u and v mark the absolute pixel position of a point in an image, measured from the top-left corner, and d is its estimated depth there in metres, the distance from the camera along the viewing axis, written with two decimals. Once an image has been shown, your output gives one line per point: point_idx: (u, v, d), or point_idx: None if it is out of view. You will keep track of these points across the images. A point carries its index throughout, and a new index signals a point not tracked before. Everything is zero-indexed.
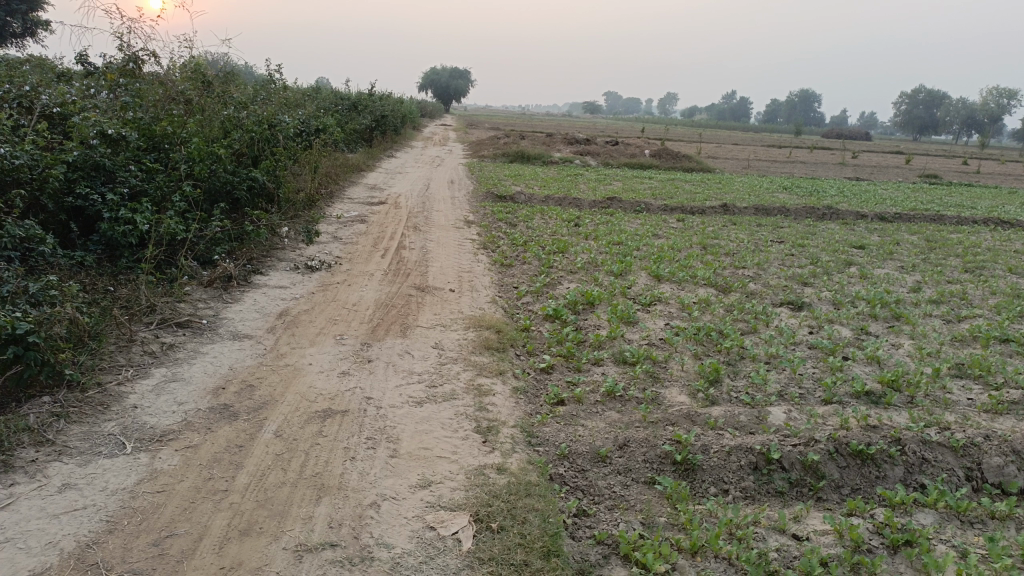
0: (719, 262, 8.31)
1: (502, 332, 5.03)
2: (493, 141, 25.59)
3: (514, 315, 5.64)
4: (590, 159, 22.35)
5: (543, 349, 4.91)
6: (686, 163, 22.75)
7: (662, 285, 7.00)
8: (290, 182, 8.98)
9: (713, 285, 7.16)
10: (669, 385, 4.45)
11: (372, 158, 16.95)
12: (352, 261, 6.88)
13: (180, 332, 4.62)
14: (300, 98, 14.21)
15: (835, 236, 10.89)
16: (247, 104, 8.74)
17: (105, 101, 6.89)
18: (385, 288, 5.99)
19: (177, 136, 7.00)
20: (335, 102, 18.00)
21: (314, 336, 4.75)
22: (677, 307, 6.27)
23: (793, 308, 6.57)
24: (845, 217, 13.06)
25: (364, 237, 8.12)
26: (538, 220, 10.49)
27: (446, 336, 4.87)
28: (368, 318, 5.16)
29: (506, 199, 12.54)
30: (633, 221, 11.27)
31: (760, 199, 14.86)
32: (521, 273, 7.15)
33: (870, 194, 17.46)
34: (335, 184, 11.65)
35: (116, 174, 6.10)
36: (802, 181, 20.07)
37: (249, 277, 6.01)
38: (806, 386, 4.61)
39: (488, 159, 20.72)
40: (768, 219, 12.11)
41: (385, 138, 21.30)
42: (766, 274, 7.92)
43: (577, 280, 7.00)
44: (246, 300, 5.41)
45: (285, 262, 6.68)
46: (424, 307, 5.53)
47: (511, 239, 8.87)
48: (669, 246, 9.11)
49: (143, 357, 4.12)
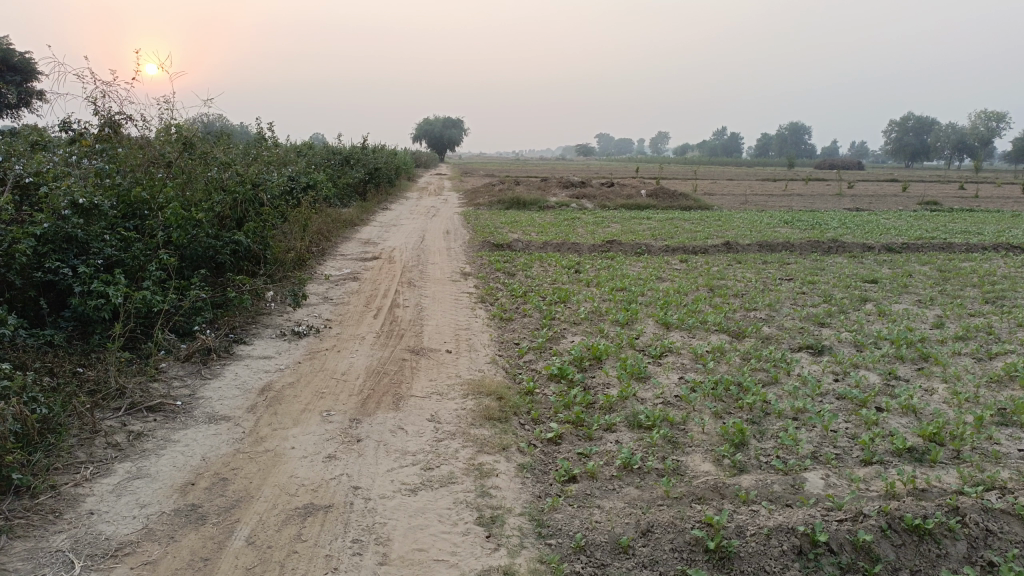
0: (729, 304, 7.95)
1: (504, 398, 4.62)
2: (488, 188, 25.49)
3: (517, 376, 5.24)
4: (587, 202, 22.16)
5: (549, 415, 4.50)
6: (684, 201, 22.55)
7: (672, 334, 6.62)
8: (278, 242, 8.65)
9: (725, 331, 6.77)
10: (691, 451, 4.03)
11: (365, 212, 16.72)
12: (342, 324, 6.51)
13: (151, 418, 4.21)
14: (290, 155, 14.05)
15: (845, 270, 10.54)
16: (231, 164, 8.47)
17: (80, 168, 6.60)
18: (377, 352, 5.60)
19: (156, 202, 6.69)
20: (327, 158, 17.84)
21: (298, 414, 4.33)
22: (690, 358, 5.88)
23: (813, 353, 6.18)
24: (851, 250, 12.73)
25: (356, 296, 7.77)
26: (538, 269, 10.15)
27: (442, 406, 4.46)
28: (357, 389, 4.75)
29: (503, 247, 12.23)
30: (635, 264, 10.94)
31: (763, 235, 14.59)
32: (522, 327, 6.77)
33: (872, 224, 17.19)
34: (327, 241, 11.34)
35: (90, 244, 5.76)
36: (802, 214, 19.85)
37: (231, 347, 5.63)
38: (840, 445, 4.19)
39: (484, 207, 20.54)
40: (774, 256, 11.78)
41: (379, 189, 21.16)
42: (779, 315, 7.54)
43: (581, 332, 6.62)
44: (226, 375, 5.02)
45: (271, 329, 6.30)
46: (419, 373, 5.12)
47: (510, 290, 8.51)
48: (675, 290, 8.74)
49: (106, 451, 3.70)
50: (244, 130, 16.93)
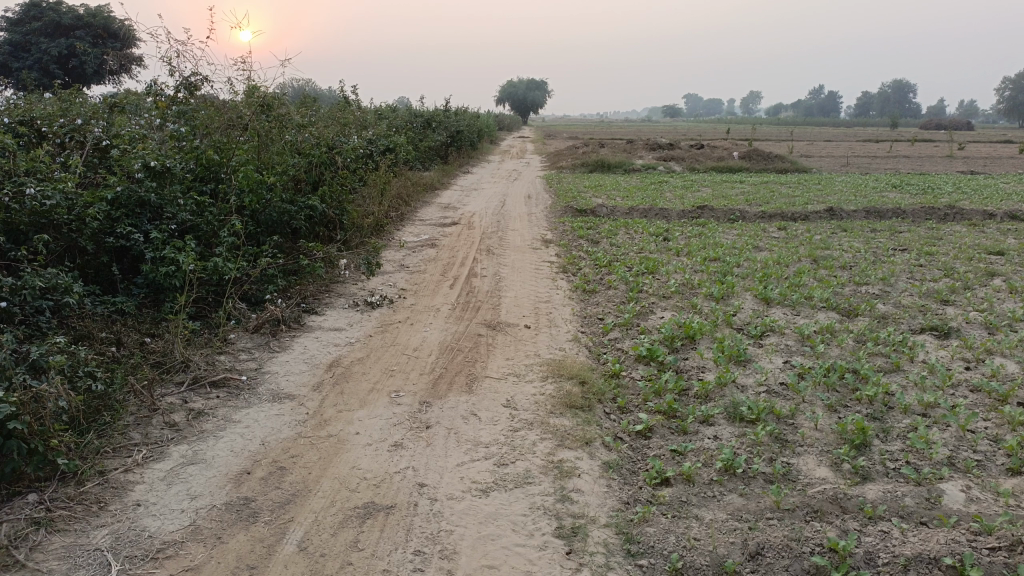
0: (836, 278, 7.26)
1: (587, 383, 4.19)
2: (572, 151, 24.82)
3: (601, 357, 4.79)
4: (675, 165, 21.27)
5: (638, 404, 4.04)
6: (779, 164, 21.31)
7: (773, 310, 6.03)
8: (355, 208, 8.42)
9: (832, 309, 6.12)
10: (802, 453, 3.52)
11: (447, 176, 16.44)
12: (417, 294, 6.20)
13: (213, 394, 4.00)
14: (371, 118, 13.86)
15: (966, 240, 9.56)
16: (307, 126, 8.24)
17: (157, 130, 6.46)
18: (451, 326, 5.25)
19: (230, 166, 6.50)
20: (409, 120, 17.60)
21: (365, 395, 4.02)
22: (795, 339, 5.30)
23: (937, 335, 5.49)
24: (970, 217, 11.60)
25: (433, 264, 7.46)
26: (624, 236, 9.61)
27: (520, 390, 4.06)
28: (429, 368, 4.40)
29: (587, 213, 11.72)
30: (729, 231, 10.25)
31: (869, 201, 13.56)
32: (607, 300, 6.31)
33: (992, 189, 15.74)
34: (407, 206, 11.09)
35: (164, 209, 5.61)
36: (910, 178, 18.46)
37: (301, 317, 5.39)
38: (981, 450, 3.58)
39: (567, 170, 19.97)
40: (883, 223, 10.85)
41: (462, 153, 20.87)
42: (894, 292, 6.80)
43: (672, 307, 6.11)
44: (295, 348, 4.77)
45: (343, 298, 6.04)
46: (495, 351, 4.73)
47: (594, 259, 8.03)
48: (774, 260, 8.06)
49: (163, 432, 3.49)
50: (327, 92, 16.86)
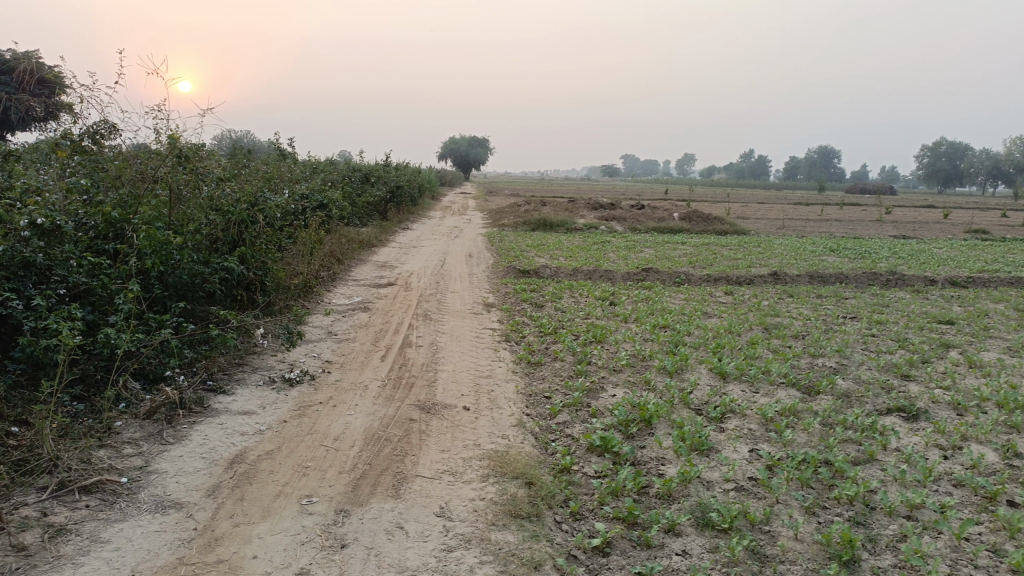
0: (791, 349, 6.93)
1: (534, 483, 3.61)
2: (514, 208, 24.58)
3: (549, 446, 4.23)
4: (617, 224, 21.22)
5: (593, 509, 3.49)
6: (720, 225, 21.47)
7: (731, 387, 5.62)
8: (281, 268, 7.77)
9: (793, 385, 5.74)
10: (785, 573, 3.01)
11: (385, 233, 15.86)
12: (344, 367, 5.57)
13: (81, 504, 3.28)
14: (306, 173, 13.26)
15: (913, 307, 9.44)
16: (230, 179, 7.60)
17: (53, 182, 5.74)
18: (380, 409, 4.63)
19: (135, 223, 5.80)
20: (347, 174, 17.03)
21: (270, 502, 3.36)
22: (758, 421, 4.87)
23: (906, 417, 5.14)
24: (912, 284, 11.62)
25: (365, 330, 6.85)
26: (569, 300, 9.18)
27: (456, 493, 3.46)
28: (351, 464, 3.77)
29: (530, 274, 11.30)
30: (676, 296, 9.94)
31: (812, 264, 13.55)
32: (553, 374, 5.79)
33: (926, 254, 16.02)
34: (340, 264, 10.46)
35: (53, 270, 4.93)
36: (846, 242, 18.79)
37: (206, 398, 4.69)
38: (983, 566, 3.14)
39: (509, 228, 19.65)
40: (828, 289, 10.73)
41: (402, 209, 20.39)
42: (852, 366, 6.49)
43: (624, 382, 5.63)
44: (193, 438, 4.08)
45: (258, 372, 5.36)
46: (428, 439, 4.12)
47: (539, 325, 7.54)
48: (726, 329, 7.72)
49: (6, 558, 2.77)
50: (262, 144, 16.22)
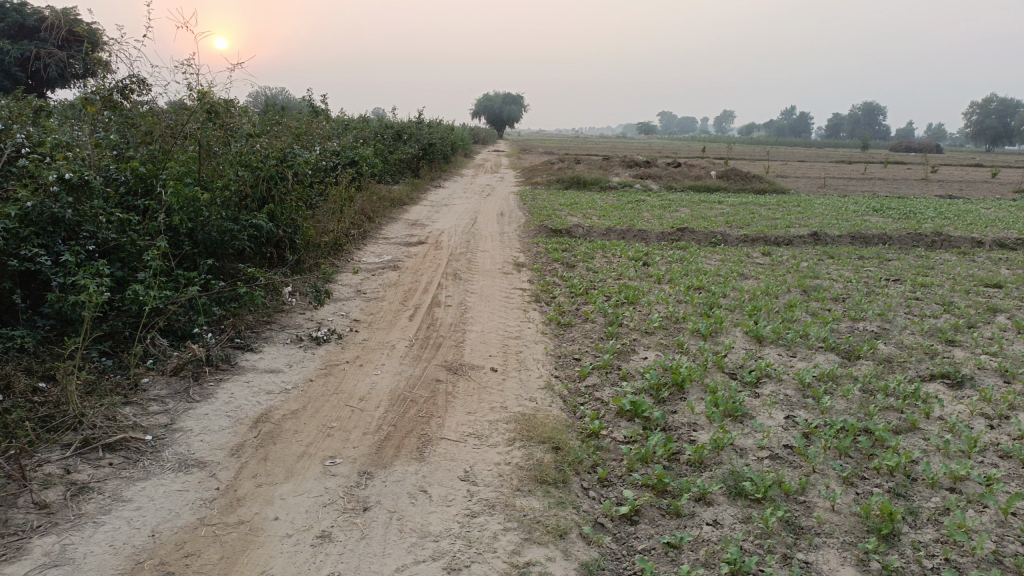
0: (830, 312, 6.72)
1: (561, 448, 3.52)
2: (547, 166, 24.25)
3: (577, 410, 4.14)
4: (651, 183, 20.84)
5: (621, 475, 3.40)
6: (758, 184, 20.97)
7: (767, 351, 5.46)
8: (310, 226, 7.72)
9: (832, 350, 5.55)
10: (821, 546, 2.90)
11: (417, 191, 15.76)
12: (371, 327, 5.51)
13: (106, 462, 3.27)
14: (337, 130, 13.15)
15: (960, 270, 9.11)
16: (259, 135, 7.51)
17: (81, 137, 5.70)
18: (406, 369, 4.56)
19: (163, 178, 5.75)
20: (379, 131, 16.89)
21: (293, 462, 3.32)
22: (794, 387, 4.72)
23: (950, 384, 4.95)
24: (958, 245, 11.21)
25: (393, 289, 6.79)
26: (601, 259, 9.01)
27: (481, 457, 3.39)
28: (375, 425, 3.72)
29: (562, 233, 11.14)
30: (711, 256, 9.72)
31: (854, 225, 13.16)
32: (584, 335, 5.68)
33: (973, 214, 15.46)
34: (370, 223, 10.40)
35: (82, 226, 4.91)
36: (890, 201, 18.24)
37: (233, 356, 4.67)
38: None
39: (542, 186, 19.41)
40: (870, 250, 10.40)
41: (434, 167, 20.24)
42: (894, 330, 6.27)
43: (656, 345, 5.50)
44: (218, 396, 4.06)
45: (285, 330, 5.33)
46: (454, 401, 4.05)
47: (570, 286, 7.41)
48: (762, 291, 7.51)
49: (29, 515, 2.77)
50: (294, 101, 16.12)
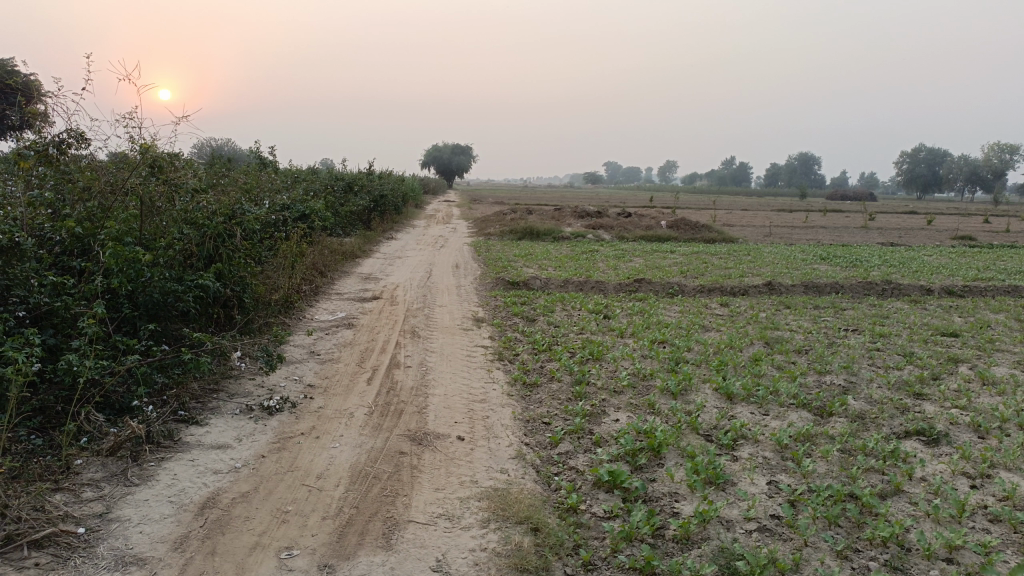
0: (796, 366, 6.64)
1: (540, 529, 3.27)
2: (499, 217, 24.24)
3: (552, 482, 3.89)
4: (604, 233, 20.95)
5: (607, 558, 3.15)
6: (707, 233, 21.28)
7: (739, 410, 5.31)
8: (260, 283, 7.37)
9: (804, 407, 5.43)
10: None
11: (369, 243, 15.49)
12: (327, 392, 5.20)
13: (29, 562, 2.88)
14: (286, 183, 12.86)
15: (914, 319, 9.21)
16: (206, 189, 7.19)
17: (13, 195, 5.32)
18: (367, 441, 4.26)
19: (102, 237, 5.39)
20: (329, 183, 16.62)
21: (245, 556, 2.99)
22: (772, 448, 4.56)
23: (926, 442, 4.85)
24: (908, 293, 11.41)
25: (349, 350, 6.48)
26: (561, 313, 8.85)
27: (453, 543, 3.11)
28: (336, 508, 3.40)
29: (519, 285, 10.98)
30: (671, 308, 9.65)
31: (805, 273, 13.33)
32: (551, 397, 5.45)
33: (917, 261, 15.86)
34: (323, 278, 10.08)
35: (11, 290, 4.58)
36: (836, 249, 18.66)
37: (177, 430, 4.31)
38: None
39: (495, 237, 19.33)
40: (825, 300, 10.48)
41: (385, 218, 20.01)
42: (862, 383, 6.20)
43: (626, 405, 5.31)
44: (161, 478, 3.69)
45: (234, 399, 4.97)
46: (420, 477, 3.76)
47: (532, 342, 7.20)
48: (726, 344, 7.41)
49: None
50: (242, 154, 15.80)
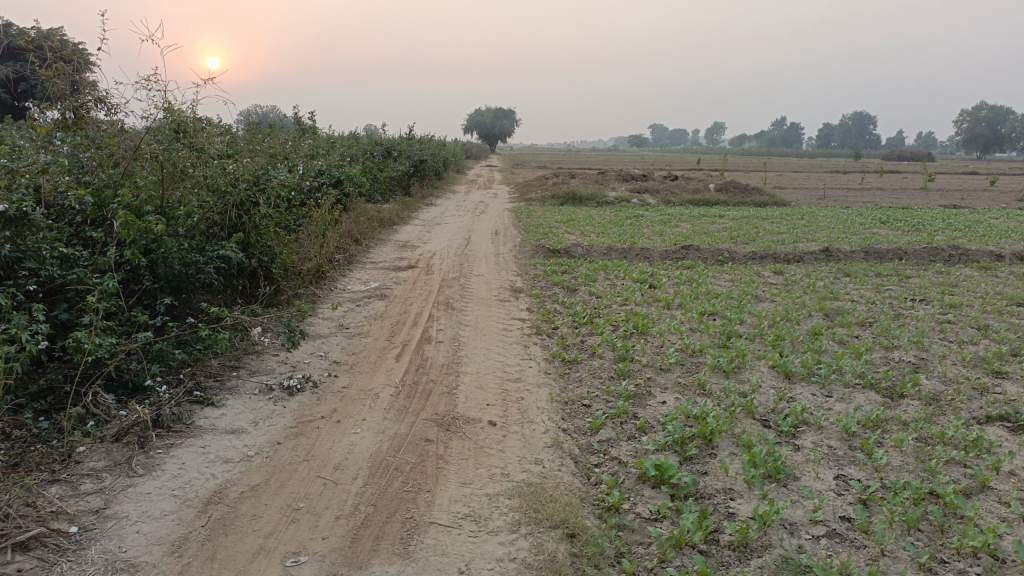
0: (860, 341, 6.11)
1: (576, 534, 2.90)
2: (540, 181, 23.72)
3: (592, 476, 3.52)
4: (649, 197, 20.29)
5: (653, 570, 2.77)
6: (757, 196, 20.46)
7: (799, 391, 4.84)
8: (289, 252, 7.08)
9: (872, 389, 4.93)
10: None
11: (407, 209, 15.19)
12: (353, 371, 4.89)
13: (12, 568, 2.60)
14: (323, 149, 12.56)
15: (987, 287, 8.53)
16: (232, 154, 6.88)
17: (28, 162, 5.06)
18: (390, 426, 3.93)
19: (118, 206, 5.10)
20: (367, 149, 16.32)
21: (247, 562, 2.69)
22: (838, 437, 4.10)
23: (1013, 429, 4.33)
24: (977, 260, 10.65)
25: (379, 323, 6.16)
26: (604, 282, 8.40)
27: (479, 551, 2.77)
28: (351, 505, 3.08)
29: (560, 253, 10.55)
30: (721, 276, 9.13)
31: (864, 238, 12.60)
32: (593, 375, 5.06)
33: (984, 225, 14.94)
34: (357, 246, 9.79)
35: (23, 262, 4.30)
36: (895, 212, 17.73)
37: (190, 414, 4.03)
38: None
39: (537, 203, 18.86)
40: (887, 267, 9.83)
41: (425, 183, 19.68)
42: (934, 360, 5.66)
43: (674, 385, 4.89)
44: (167, 469, 3.41)
45: (254, 377, 4.69)
46: (446, 469, 3.43)
47: (573, 314, 6.80)
48: (782, 316, 6.90)
49: None
50: (279, 120, 15.56)
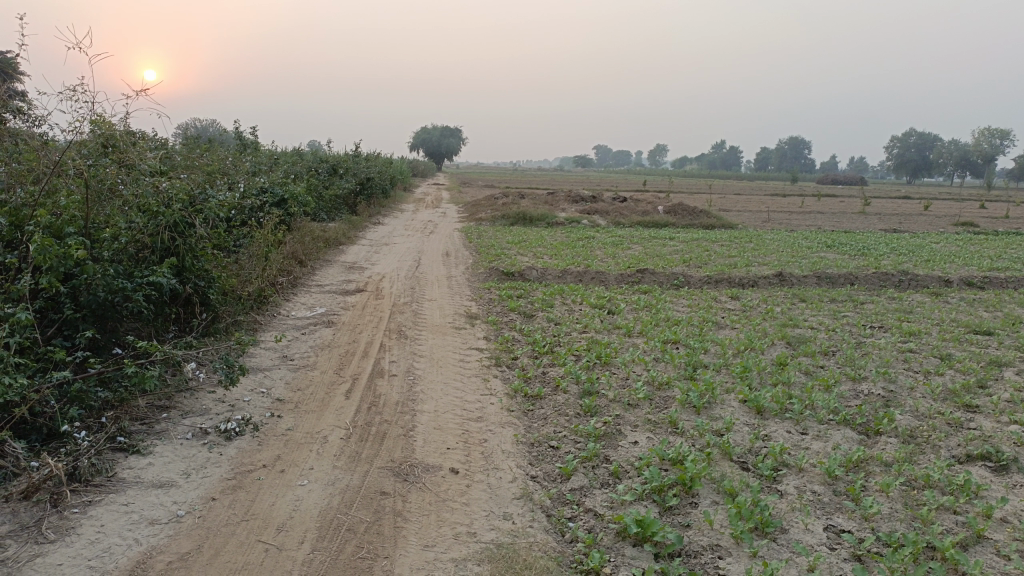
0: (826, 372, 5.95)
1: None
2: (490, 201, 23.46)
3: (568, 533, 3.19)
4: (599, 218, 20.22)
5: None
6: (705, 219, 20.60)
7: (774, 429, 4.61)
8: (229, 276, 6.60)
9: (846, 425, 4.74)
10: None
11: (355, 228, 14.72)
12: (298, 410, 4.46)
13: None
14: (266, 165, 12.04)
15: (941, 314, 8.55)
16: (167, 171, 6.38)
17: None
18: (341, 477, 3.53)
19: (36, 227, 4.58)
20: (313, 167, 15.82)
21: None
22: (821, 481, 3.86)
23: (995, 469, 4.16)
24: (926, 285, 10.75)
25: (326, 353, 5.73)
26: (561, 308, 8.12)
27: None
28: None
29: (513, 276, 10.24)
30: (678, 302, 8.96)
31: (814, 262, 12.67)
32: (558, 413, 4.73)
33: (926, 249, 15.25)
34: (302, 268, 9.31)
35: None
36: (839, 236, 18.04)
37: (112, 465, 3.56)
38: None
39: (486, 223, 18.58)
40: (840, 292, 9.83)
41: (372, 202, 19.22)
42: (903, 393, 5.52)
43: (645, 423, 4.60)
44: (83, 534, 2.95)
45: (187, 419, 4.23)
46: (406, 529, 3.06)
47: (532, 342, 6.48)
48: (746, 345, 6.71)
49: None
50: (221, 135, 14.94)
